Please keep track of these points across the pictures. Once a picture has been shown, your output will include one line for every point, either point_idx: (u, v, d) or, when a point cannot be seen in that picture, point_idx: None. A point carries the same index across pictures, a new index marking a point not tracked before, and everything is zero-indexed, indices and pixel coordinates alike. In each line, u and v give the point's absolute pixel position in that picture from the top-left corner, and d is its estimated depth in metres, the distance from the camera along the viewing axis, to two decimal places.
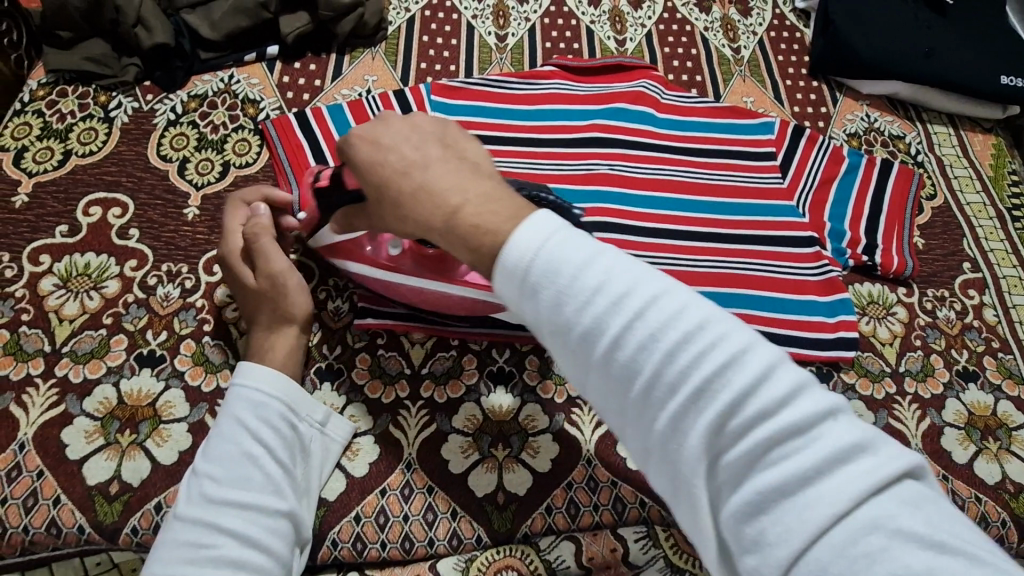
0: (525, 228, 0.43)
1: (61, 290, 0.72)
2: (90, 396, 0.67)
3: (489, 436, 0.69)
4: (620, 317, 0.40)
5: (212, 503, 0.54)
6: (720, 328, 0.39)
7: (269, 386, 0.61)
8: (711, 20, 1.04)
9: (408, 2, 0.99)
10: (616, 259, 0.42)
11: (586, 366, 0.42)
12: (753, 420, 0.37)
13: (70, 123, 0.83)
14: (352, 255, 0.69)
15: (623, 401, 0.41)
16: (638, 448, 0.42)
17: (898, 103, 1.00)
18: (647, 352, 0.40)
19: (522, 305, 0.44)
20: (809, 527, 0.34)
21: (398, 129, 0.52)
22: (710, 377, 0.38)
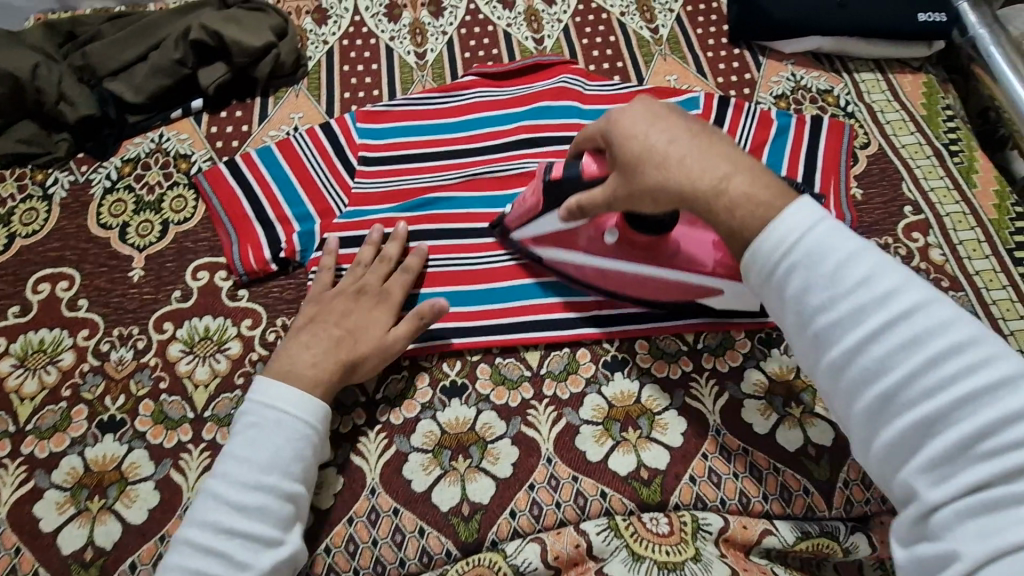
0: (793, 213, 0.49)
1: (19, 369, 0.74)
2: (58, 468, 0.69)
3: (449, 449, 0.71)
4: (881, 313, 0.44)
5: (197, 527, 0.58)
6: (961, 327, 0.43)
7: (294, 408, 0.63)
8: (627, 4, 1.05)
9: (325, 35, 1.01)
10: (883, 260, 0.46)
11: (824, 361, 0.48)
12: (990, 432, 0.40)
13: (11, 206, 0.85)
14: (566, 243, 0.75)
15: (841, 386, 0.47)
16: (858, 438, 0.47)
17: (823, 57, 0.99)
18: (892, 351, 0.44)
19: (769, 289, 0.51)
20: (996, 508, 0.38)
21: (650, 108, 0.59)
22: (942, 374, 0.42)
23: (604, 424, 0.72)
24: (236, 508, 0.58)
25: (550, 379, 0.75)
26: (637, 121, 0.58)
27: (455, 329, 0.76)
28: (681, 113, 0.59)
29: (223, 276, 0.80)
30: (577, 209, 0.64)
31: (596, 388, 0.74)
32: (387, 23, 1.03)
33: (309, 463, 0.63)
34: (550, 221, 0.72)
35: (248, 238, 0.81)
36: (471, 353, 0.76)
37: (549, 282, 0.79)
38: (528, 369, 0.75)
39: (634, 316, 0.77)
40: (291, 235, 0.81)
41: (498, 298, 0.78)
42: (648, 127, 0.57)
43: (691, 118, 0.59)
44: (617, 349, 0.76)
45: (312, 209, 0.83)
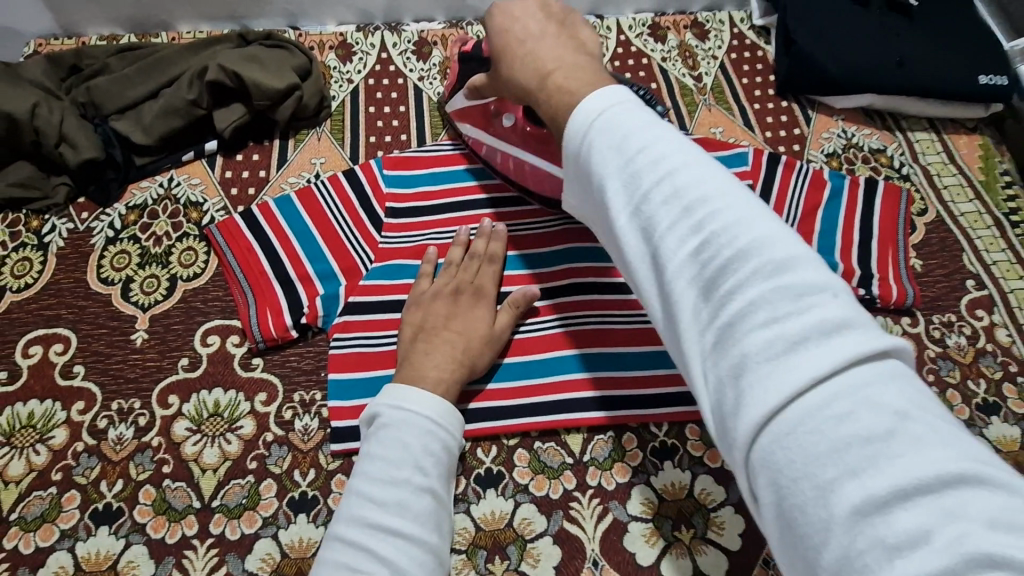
0: (598, 95, 0.45)
1: (5, 447, 0.66)
2: (45, 567, 0.61)
3: (485, 549, 0.64)
4: (660, 186, 0.39)
5: (375, 529, 0.51)
6: (726, 201, 0.37)
7: (424, 408, 0.59)
8: (668, 50, 1.01)
9: (350, 72, 0.95)
10: (669, 134, 0.41)
11: (616, 238, 0.42)
12: (738, 278, 0.34)
13: (2, 256, 0.77)
14: (481, 120, 0.80)
15: (629, 257, 0.41)
16: (633, 287, 0.42)
17: (875, 114, 0.95)
18: (680, 228, 0.37)
19: (579, 172, 0.45)
20: (788, 388, 0.31)
21: (538, 17, 0.55)
22: (723, 246, 0.35)
23: (655, 521, 0.65)
24: (376, 502, 0.53)
25: (594, 468, 0.68)
26: (512, 14, 0.56)
27: (523, 406, 0.70)
28: (560, 19, 0.56)
29: (235, 342, 0.73)
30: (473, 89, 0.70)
31: (645, 479, 0.68)
32: (416, 62, 0.97)
33: (440, 459, 0.58)
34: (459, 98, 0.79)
35: (266, 299, 0.74)
36: (508, 438, 0.69)
37: (600, 354, 0.72)
38: (570, 456, 0.69)
39: (685, 399, 0.71)
40: (313, 298, 0.75)
41: (543, 372, 0.71)
42: (527, 21, 0.55)
43: (560, 16, 0.56)
44: (667, 435, 0.70)
45: (334, 267, 0.77)
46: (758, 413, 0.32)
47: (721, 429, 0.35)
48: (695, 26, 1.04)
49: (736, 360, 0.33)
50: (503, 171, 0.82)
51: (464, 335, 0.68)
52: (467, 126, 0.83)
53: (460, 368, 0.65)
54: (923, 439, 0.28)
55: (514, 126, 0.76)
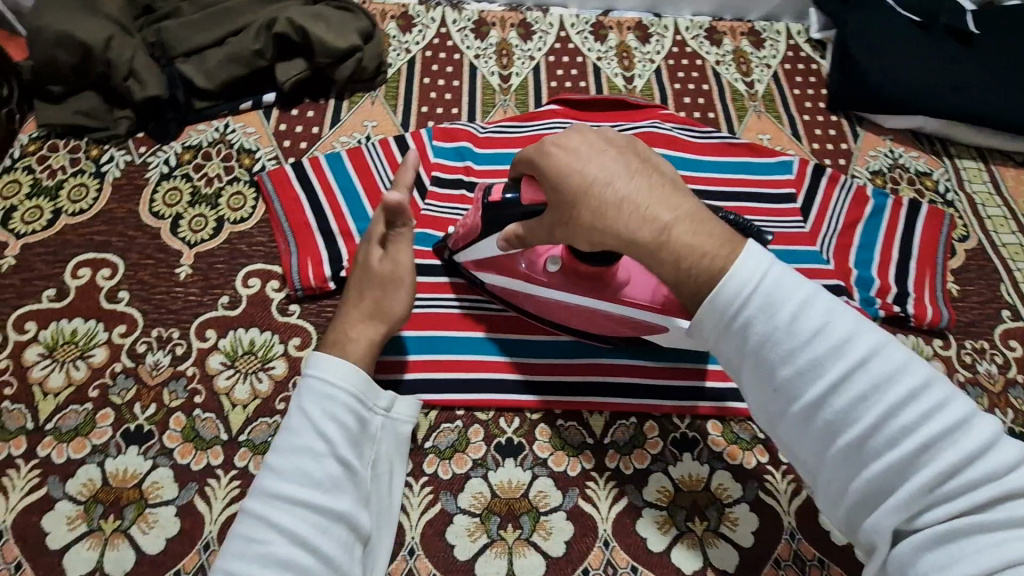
0: (743, 263, 0.45)
1: (46, 360, 0.68)
2: (74, 478, 0.63)
3: (499, 515, 0.65)
4: (840, 364, 0.43)
5: (280, 501, 0.53)
6: (916, 377, 0.42)
7: (333, 376, 0.58)
8: (723, 53, 1.01)
9: (409, 42, 0.97)
10: (828, 304, 0.45)
11: (784, 413, 0.46)
12: (942, 467, 0.40)
13: (61, 179, 0.80)
14: (508, 270, 0.69)
15: (810, 438, 0.45)
16: (801, 459, 0.47)
17: (924, 137, 0.95)
18: (863, 411, 0.42)
19: (735, 349, 0.47)
20: (989, 551, 0.38)
21: (591, 141, 0.54)
22: (907, 434, 0.41)
23: (668, 509, 0.66)
24: (276, 473, 0.54)
25: (614, 451, 0.69)
26: (570, 155, 0.53)
27: (547, 383, 0.72)
28: (618, 146, 0.54)
29: (275, 287, 0.75)
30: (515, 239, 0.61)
31: (662, 466, 0.68)
32: (473, 40, 0.99)
33: (345, 424, 0.57)
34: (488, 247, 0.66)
35: (308, 250, 0.76)
36: (531, 411, 0.70)
37: (528, 342, 0.74)
38: (591, 436, 0.69)
39: (706, 394, 0.72)
40: (354, 253, 0.76)
41: (493, 351, 0.73)
42: (592, 168, 0.52)
43: (630, 151, 0.54)
44: (688, 427, 0.71)
45: None
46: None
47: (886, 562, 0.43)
48: (752, 34, 1.04)
49: (927, 535, 0.41)
50: (498, 291, 0.73)
51: (374, 316, 0.64)
52: (486, 275, 0.72)
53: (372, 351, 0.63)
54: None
55: (558, 272, 0.67)
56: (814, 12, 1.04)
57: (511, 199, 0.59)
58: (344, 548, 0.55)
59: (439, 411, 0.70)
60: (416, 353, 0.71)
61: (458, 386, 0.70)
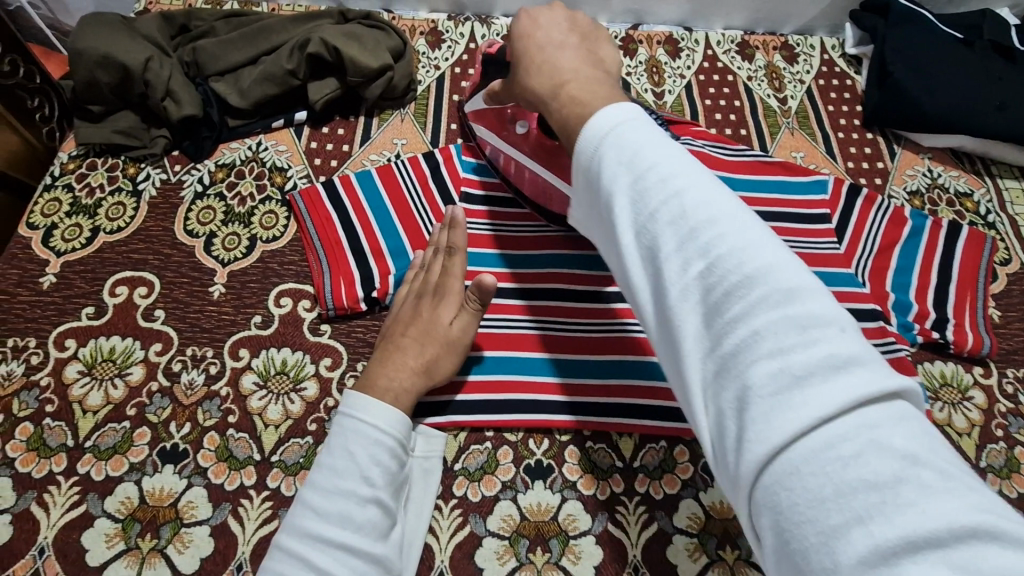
0: (606, 112, 0.45)
1: (86, 377, 0.70)
2: (112, 495, 0.64)
3: (528, 539, 0.65)
4: (673, 214, 0.39)
5: (317, 541, 0.53)
6: (736, 226, 0.38)
7: (379, 420, 0.60)
8: (755, 69, 1.00)
9: (438, 59, 0.97)
10: (679, 157, 0.42)
11: (625, 258, 0.42)
12: (755, 306, 0.35)
13: (99, 197, 0.81)
14: (495, 126, 0.77)
15: (642, 283, 0.41)
16: (636, 306, 0.42)
17: (964, 156, 0.93)
18: (687, 248, 0.38)
19: (589, 183, 0.45)
20: (793, 429, 0.31)
21: (556, 15, 0.56)
22: (731, 273, 0.36)
23: (700, 537, 0.65)
24: (319, 514, 0.55)
25: (644, 475, 0.68)
26: (536, 19, 0.55)
27: (579, 404, 0.71)
28: (584, 30, 0.56)
29: (307, 306, 0.75)
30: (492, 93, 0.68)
31: (693, 493, 0.67)
32: None
33: (390, 469, 0.59)
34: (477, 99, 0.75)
35: (339, 268, 0.77)
36: (561, 433, 0.70)
37: (554, 360, 0.73)
38: (620, 460, 0.69)
39: None
40: (385, 272, 0.76)
41: (518, 369, 0.72)
42: (551, 29, 0.55)
43: (586, 33, 0.55)
44: None
45: (407, 245, 0.79)
46: (764, 448, 0.32)
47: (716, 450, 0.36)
48: (785, 49, 1.03)
49: (737, 391, 0.34)
50: (483, 140, 0.81)
51: (421, 342, 0.66)
52: (477, 126, 0.80)
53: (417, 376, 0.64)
54: (934, 485, 0.28)
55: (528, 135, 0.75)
56: (849, 25, 1.02)
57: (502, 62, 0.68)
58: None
59: (468, 431, 0.70)
60: (476, 374, 0.72)
61: (488, 406, 0.70)
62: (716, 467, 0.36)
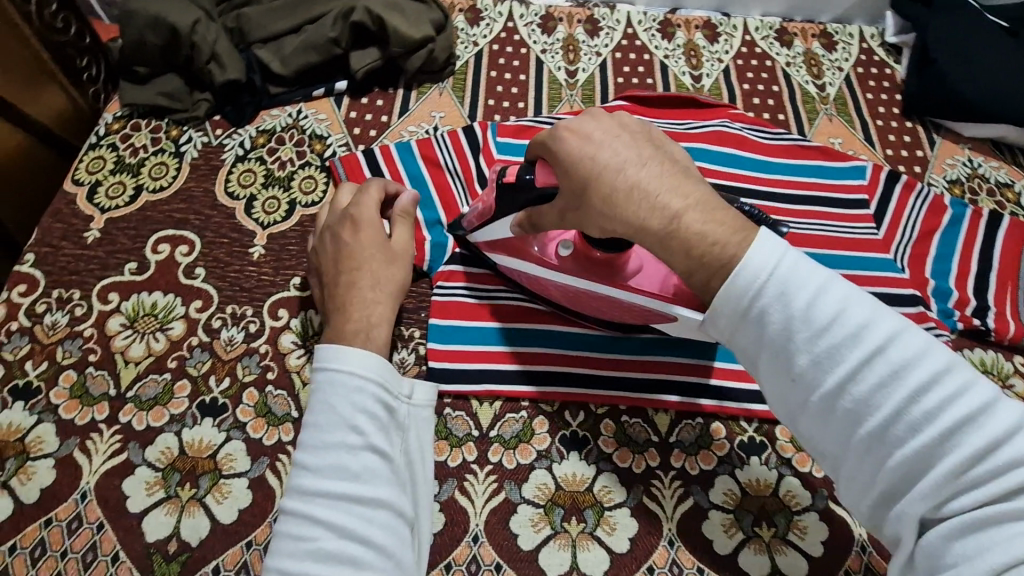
0: (757, 248, 0.45)
1: (128, 330, 0.70)
2: (153, 445, 0.64)
3: (562, 507, 0.65)
4: (858, 352, 0.43)
5: (316, 496, 0.52)
6: (927, 357, 0.42)
7: (354, 366, 0.57)
8: (793, 55, 1.00)
9: (477, 35, 0.97)
10: (849, 292, 0.45)
11: (803, 405, 0.45)
12: (969, 449, 0.40)
13: (142, 157, 0.82)
14: (519, 251, 0.69)
15: (836, 430, 0.44)
16: (822, 449, 0.46)
17: (1005, 147, 0.92)
18: (884, 394, 0.42)
19: (746, 333, 0.47)
20: (992, 537, 0.38)
21: (606, 127, 0.52)
22: (924, 417, 0.41)
23: (735, 513, 0.65)
24: (312, 471, 0.53)
25: (679, 451, 0.68)
26: (591, 135, 0.52)
27: (610, 378, 0.71)
28: (633, 131, 0.53)
29: None
30: (529, 218, 0.61)
31: (729, 470, 0.67)
32: (540, 34, 0.99)
33: (374, 415, 0.56)
34: (498, 227, 0.67)
35: None
36: (596, 406, 0.70)
37: (585, 336, 0.73)
38: (656, 435, 0.69)
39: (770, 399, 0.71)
40: (422, 242, 0.77)
41: (539, 342, 0.73)
42: (605, 143, 0.51)
43: (642, 135, 0.53)
44: (755, 431, 0.69)
45: (444, 216, 0.79)
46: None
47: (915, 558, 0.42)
48: (824, 36, 1.02)
49: (956, 524, 0.40)
50: (510, 272, 0.72)
51: (347, 271, 0.66)
52: (496, 256, 0.72)
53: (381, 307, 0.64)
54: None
55: (570, 257, 0.67)
56: (890, 15, 1.02)
57: (526, 179, 0.58)
58: (396, 537, 0.53)
59: (504, 400, 0.70)
60: (488, 344, 0.73)
61: (523, 377, 0.71)
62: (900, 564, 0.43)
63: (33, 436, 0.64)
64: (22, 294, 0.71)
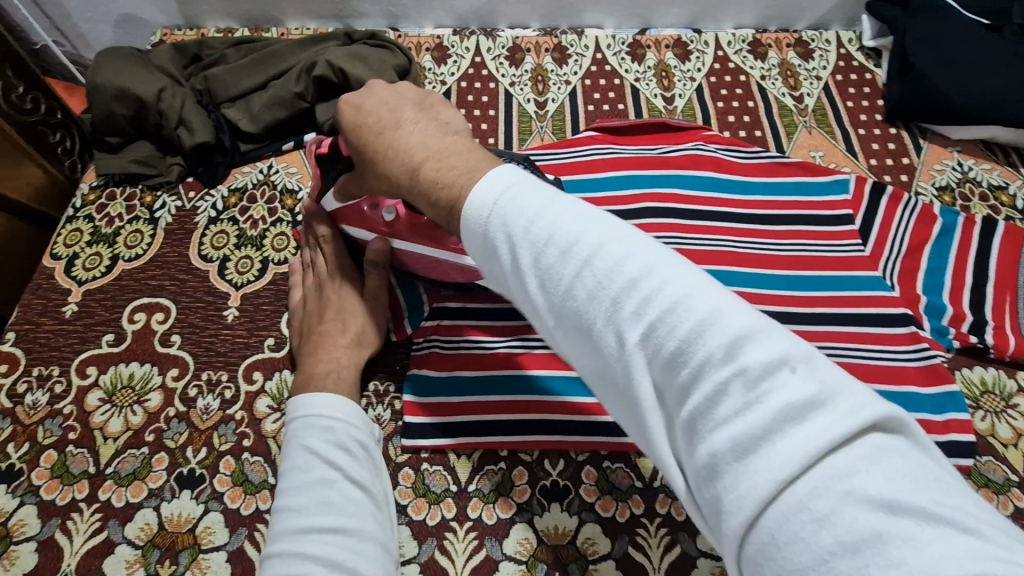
0: (483, 183, 0.44)
1: (106, 404, 0.71)
2: (131, 522, 0.64)
3: (545, 563, 0.63)
4: (577, 265, 0.39)
5: (307, 534, 0.51)
6: (662, 277, 0.37)
7: (334, 409, 0.60)
8: (768, 68, 0.97)
9: (444, 74, 0.97)
10: (540, 203, 0.42)
11: (561, 324, 0.41)
12: (687, 356, 0.35)
13: (117, 226, 0.83)
14: (359, 221, 0.72)
15: (598, 352, 0.39)
16: (608, 390, 0.41)
17: (996, 147, 0.89)
18: (626, 325, 0.37)
19: (491, 261, 0.44)
20: (760, 486, 0.31)
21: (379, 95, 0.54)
22: (668, 339, 0.35)
23: None
24: (296, 509, 0.53)
25: (664, 496, 0.66)
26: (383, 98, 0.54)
27: (594, 423, 0.69)
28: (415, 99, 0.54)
29: None
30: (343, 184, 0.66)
31: None
32: (508, 67, 0.98)
33: (354, 451, 0.58)
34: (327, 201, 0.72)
35: None
36: (576, 452, 0.68)
37: (561, 378, 0.71)
38: (639, 480, 0.67)
39: None
40: None
41: (517, 389, 0.71)
42: (379, 111, 0.53)
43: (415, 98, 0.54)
44: None
45: None
46: (739, 517, 0.31)
47: (699, 505, 0.35)
48: (799, 45, 0.99)
49: (707, 457, 0.33)
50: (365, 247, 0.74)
51: (341, 322, 0.70)
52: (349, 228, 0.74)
53: (353, 351, 0.68)
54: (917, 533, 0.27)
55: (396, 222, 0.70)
56: (866, 18, 0.99)
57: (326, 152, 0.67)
58: (386, 569, 0.52)
59: (482, 452, 0.68)
60: (459, 395, 0.71)
61: (501, 428, 0.69)
62: (700, 512, 0.36)
63: (16, 519, 0.64)
64: (4, 374, 0.72)
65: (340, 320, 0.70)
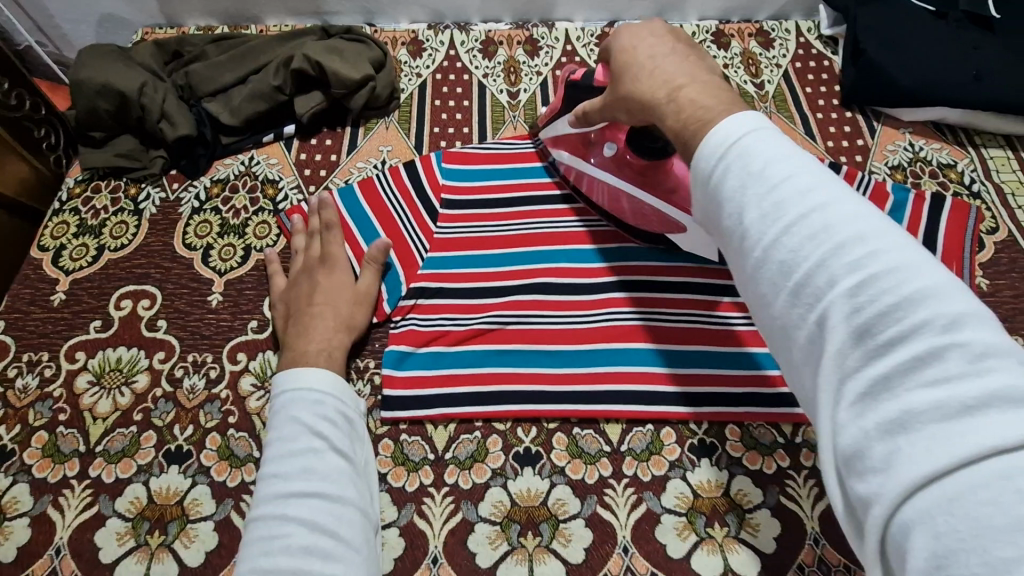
0: (728, 121, 0.45)
1: (95, 387, 0.73)
2: (122, 496, 0.67)
3: (518, 523, 0.66)
4: (798, 210, 0.39)
5: (290, 498, 0.54)
6: (882, 241, 0.36)
7: (321, 383, 0.63)
8: (731, 56, 1.01)
9: (419, 67, 1.00)
10: (796, 158, 0.42)
11: (754, 268, 0.41)
12: (896, 318, 0.34)
13: (103, 217, 0.86)
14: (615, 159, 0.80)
15: (785, 300, 0.39)
16: (783, 342, 0.41)
17: (946, 128, 0.94)
18: (837, 271, 0.36)
19: (703, 192, 0.45)
20: (955, 452, 0.30)
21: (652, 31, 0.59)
22: (880, 296, 0.35)
23: (688, 515, 0.66)
24: (280, 476, 0.56)
25: (631, 458, 0.69)
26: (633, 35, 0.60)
27: (570, 392, 0.73)
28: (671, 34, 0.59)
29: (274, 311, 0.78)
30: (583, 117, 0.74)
31: (681, 473, 0.68)
32: (482, 60, 1.01)
33: (337, 424, 0.61)
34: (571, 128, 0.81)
35: None
36: (547, 421, 0.72)
37: (546, 352, 0.75)
38: (608, 444, 0.70)
39: (725, 399, 0.72)
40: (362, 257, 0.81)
41: (498, 362, 0.74)
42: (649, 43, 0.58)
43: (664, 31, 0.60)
44: (705, 433, 0.71)
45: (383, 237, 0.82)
46: (910, 477, 0.30)
47: (847, 469, 0.34)
48: (760, 35, 1.04)
49: (896, 416, 0.32)
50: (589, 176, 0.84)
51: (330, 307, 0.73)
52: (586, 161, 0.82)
53: (341, 333, 0.71)
54: None
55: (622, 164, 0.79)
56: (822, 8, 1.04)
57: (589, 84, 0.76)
58: (364, 534, 0.56)
59: (457, 423, 0.72)
60: (438, 369, 0.74)
61: (476, 399, 0.72)
62: (838, 471, 0.35)
63: (9, 497, 0.67)
64: None
65: (330, 305, 0.73)
